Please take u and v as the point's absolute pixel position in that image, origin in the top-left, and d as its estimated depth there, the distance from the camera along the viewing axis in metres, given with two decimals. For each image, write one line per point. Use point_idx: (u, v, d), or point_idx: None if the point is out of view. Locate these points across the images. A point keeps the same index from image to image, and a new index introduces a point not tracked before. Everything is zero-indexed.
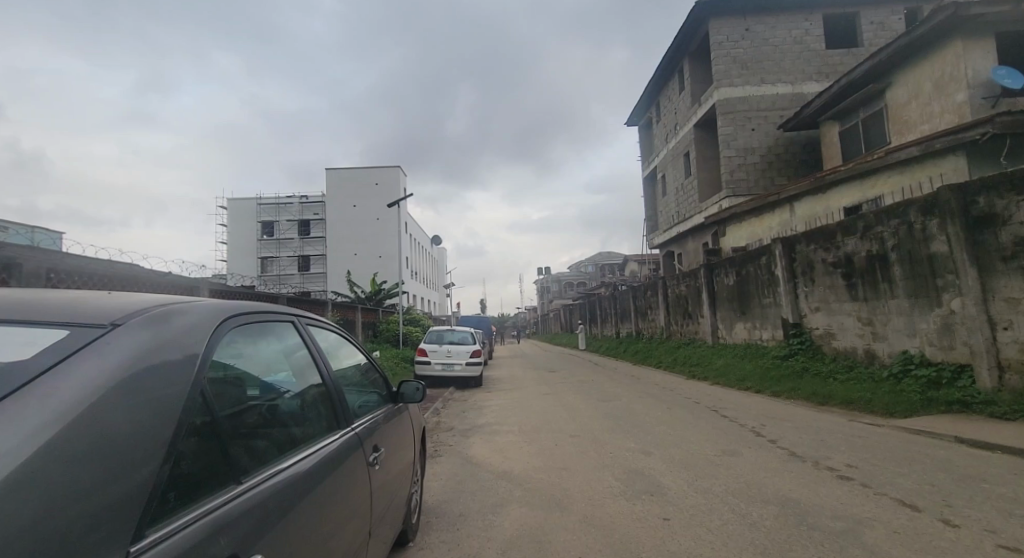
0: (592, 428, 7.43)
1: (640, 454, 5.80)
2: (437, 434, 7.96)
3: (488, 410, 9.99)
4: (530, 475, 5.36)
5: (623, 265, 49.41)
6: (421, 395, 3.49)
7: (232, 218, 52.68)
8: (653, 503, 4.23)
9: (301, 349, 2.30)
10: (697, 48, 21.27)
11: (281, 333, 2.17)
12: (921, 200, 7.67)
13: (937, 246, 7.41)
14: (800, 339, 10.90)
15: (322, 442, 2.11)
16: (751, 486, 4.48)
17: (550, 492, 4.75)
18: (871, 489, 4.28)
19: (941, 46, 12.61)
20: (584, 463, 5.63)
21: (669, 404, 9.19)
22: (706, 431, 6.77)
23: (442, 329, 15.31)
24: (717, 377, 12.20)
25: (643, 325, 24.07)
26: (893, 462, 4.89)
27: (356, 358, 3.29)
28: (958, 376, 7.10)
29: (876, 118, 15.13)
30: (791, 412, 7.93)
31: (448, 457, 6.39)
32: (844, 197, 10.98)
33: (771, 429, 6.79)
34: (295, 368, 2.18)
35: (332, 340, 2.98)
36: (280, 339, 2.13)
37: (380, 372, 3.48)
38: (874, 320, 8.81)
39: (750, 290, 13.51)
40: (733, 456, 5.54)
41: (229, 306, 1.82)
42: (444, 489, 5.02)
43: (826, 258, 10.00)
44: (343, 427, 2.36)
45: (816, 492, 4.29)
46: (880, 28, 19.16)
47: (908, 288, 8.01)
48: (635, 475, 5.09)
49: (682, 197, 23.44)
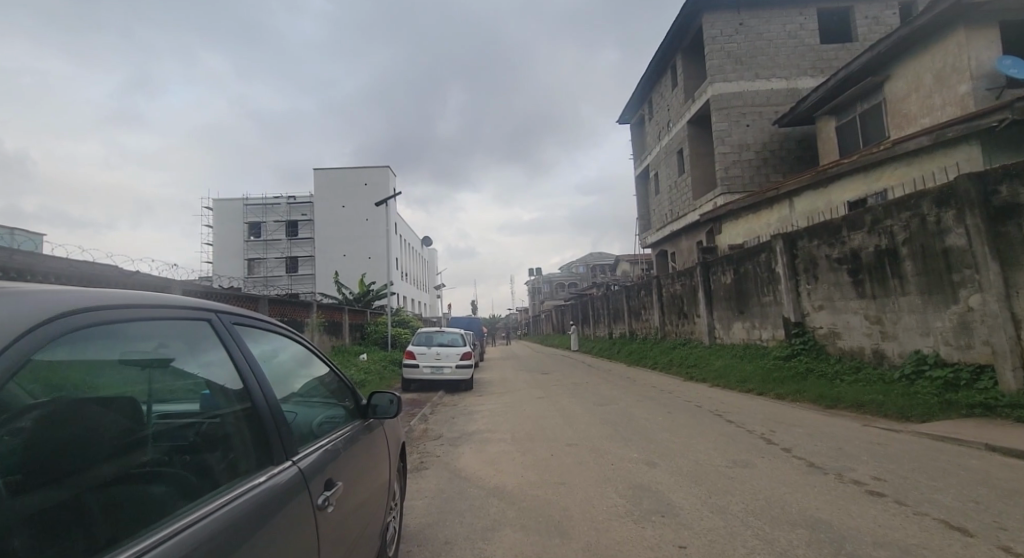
0: (590, 436, 6.93)
1: (644, 466, 5.31)
2: (423, 443, 7.43)
3: (479, 416, 9.44)
4: (523, 491, 4.85)
5: (615, 264, 49.00)
6: (395, 408, 2.96)
7: (217, 219, 51.63)
8: (665, 527, 3.74)
9: (230, 368, 1.78)
10: (690, 43, 20.92)
11: (207, 346, 1.71)
12: (935, 190, 7.27)
13: (952, 240, 7.02)
14: (802, 339, 10.49)
15: (241, 489, 1.53)
16: (772, 505, 4.01)
17: (548, 513, 4.23)
18: (908, 508, 3.83)
19: (942, 37, 12.30)
20: (584, 477, 5.13)
21: (669, 408, 8.72)
22: (712, 439, 6.30)
23: (431, 331, 14.73)
24: (715, 379, 11.78)
25: (637, 325, 23.60)
26: (926, 476, 4.44)
27: (319, 369, 2.74)
28: (977, 377, 6.72)
29: (873, 113, 14.84)
30: (800, 415, 7.49)
31: (434, 471, 5.85)
32: (846, 191, 10.60)
33: (782, 436, 6.34)
34: (218, 391, 1.69)
35: (291, 348, 2.45)
36: (203, 353, 1.68)
37: (345, 384, 2.92)
38: (883, 317, 8.41)
39: (748, 289, 13.12)
40: (746, 467, 5.07)
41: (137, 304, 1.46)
42: (430, 510, 4.47)
43: (831, 254, 9.59)
44: (276, 468, 1.75)
45: (848, 511, 3.82)
46: (874, 23, 18.91)
47: (920, 285, 7.62)
48: (640, 490, 4.60)
49: (675, 195, 23.07)
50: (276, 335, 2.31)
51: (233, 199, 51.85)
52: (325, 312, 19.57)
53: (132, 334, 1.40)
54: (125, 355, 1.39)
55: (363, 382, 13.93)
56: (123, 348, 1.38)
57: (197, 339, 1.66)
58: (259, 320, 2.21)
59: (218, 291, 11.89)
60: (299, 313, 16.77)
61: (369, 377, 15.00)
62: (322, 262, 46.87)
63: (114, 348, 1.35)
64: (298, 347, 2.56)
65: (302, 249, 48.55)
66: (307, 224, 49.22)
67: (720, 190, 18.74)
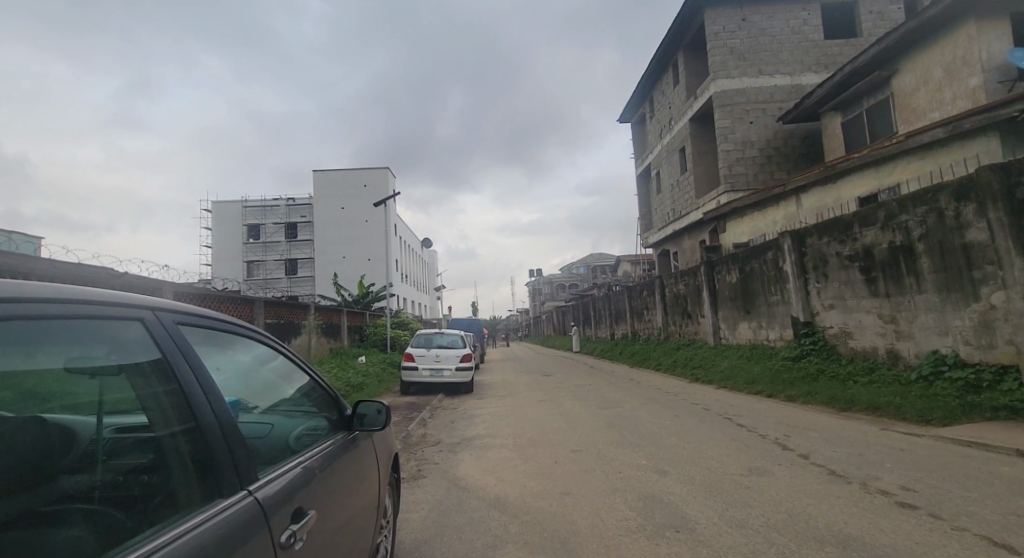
0: (595, 441, 6.65)
1: (654, 475, 5.01)
2: (422, 449, 7.13)
3: (480, 420, 9.14)
4: (527, 502, 4.56)
5: (616, 265, 48.69)
6: (383, 418, 2.68)
7: (216, 221, 51.41)
8: (681, 543, 3.45)
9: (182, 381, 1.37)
10: (692, 39, 20.65)
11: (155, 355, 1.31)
12: (954, 183, 6.98)
13: (973, 235, 6.73)
14: (812, 339, 10.19)
15: (181, 527, 1.16)
16: (796, 519, 3.71)
17: (554, 527, 3.94)
18: (945, 522, 3.54)
19: (952, 29, 12.01)
20: (591, 486, 4.85)
21: (676, 411, 8.43)
22: (724, 445, 6.00)
23: (430, 333, 14.44)
24: (722, 380, 11.48)
25: (640, 326, 23.30)
26: (959, 486, 4.14)
27: (298, 378, 2.45)
28: (1000, 379, 6.42)
29: (880, 108, 14.56)
30: (814, 419, 7.19)
31: (432, 480, 5.55)
32: (856, 186, 10.31)
33: (797, 441, 6.05)
34: (164, 412, 1.30)
35: (263, 355, 2.17)
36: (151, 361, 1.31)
37: (328, 391, 2.63)
38: (898, 316, 8.11)
39: (754, 288, 12.83)
40: (763, 475, 4.78)
41: (93, 296, 1.22)
42: (426, 524, 4.17)
43: (842, 252, 9.30)
44: (218, 505, 1.30)
45: (880, 526, 3.52)
46: (880, 17, 18.63)
47: (938, 282, 7.33)
48: (651, 502, 4.31)
49: (677, 194, 22.80)
50: (245, 342, 2.04)
51: (232, 201, 51.64)
52: (324, 314, 19.30)
53: (80, 334, 1.15)
54: (72, 361, 1.16)
55: (361, 385, 13.63)
56: (69, 352, 1.14)
57: (136, 345, 1.28)
58: (226, 323, 1.89)
59: (212, 293, 11.62)
60: (297, 315, 16.49)
61: (367, 380, 14.71)
62: (322, 264, 46.60)
63: (58, 353, 1.11)
64: (274, 354, 2.29)
65: (301, 251, 48.29)
66: (307, 226, 48.98)
67: (723, 188, 18.47)
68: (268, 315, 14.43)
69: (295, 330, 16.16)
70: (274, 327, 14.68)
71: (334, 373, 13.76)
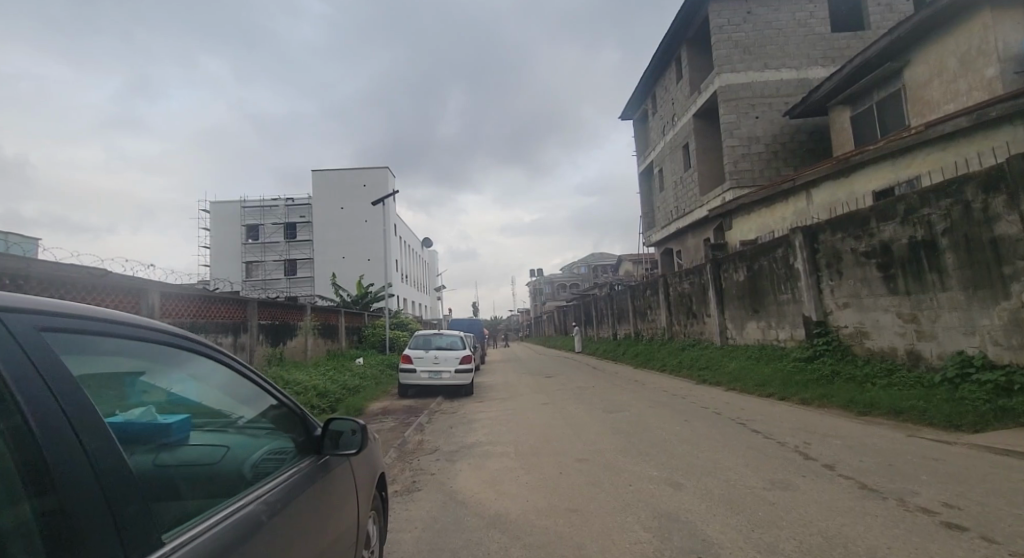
0: (603, 450, 6.24)
1: (667, 488, 4.64)
2: (418, 458, 6.74)
3: (479, 425, 8.73)
4: (530, 521, 4.15)
5: (617, 264, 48.28)
6: (359, 439, 2.33)
7: (215, 221, 51.04)
8: None
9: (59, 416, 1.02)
10: (695, 33, 20.28)
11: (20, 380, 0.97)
12: (981, 173, 6.58)
13: (1003, 228, 6.34)
14: (825, 339, 9.79)
15: None
16: (831, 541, 3.33)
17: (561, 551, 3.55)
18: (1000, 546, 3.15)
19: (968, 17, 11.61)
20: (600, 500, 4.47)
21: (685, 416, 8.04)
22: (740, 454, 5.59)
23: (429, 334, 14.05)
24: (731, 382, 11.09)
25: (643, 326, 22.88)
26: (1006, 502, 3.76)
27: (259, 402, 2.15)
28: None
29: (891, 101, 14.17)
30: (834, 424, 6.79)
31: (427, 493, 5.17)
32: (871, 180, 9.92)
33: (819, 449, 5.64)
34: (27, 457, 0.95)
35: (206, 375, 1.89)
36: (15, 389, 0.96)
37: (297, 414, 2.30)
38: (919, 315, 7.70)
39: (763, 286, 12.42)
40: (787, 489, 4.38)
41: None
42: (420, 546, 3.78)
43: (857, 248, 8.91)
44: None
45: (927, 550, 3.14)
46: (888, 10, 18.23)
47: (964, 279, 6.92)
48: (667, 521, 3.90)
49: (681, 191, 22.40)
50: (169, 356, 1.71)
51: (231, 202, 51.26)
52: (321, 315, 18.92)
53: None
54: None
55: (358, 389, 13.24)
56: None
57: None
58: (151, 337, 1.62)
59: (204, 293, 11.24)
60: (292, 316, 16.11)
61: (364, 382, 14.33)
62: (321, 264, 46.24)
63: None
64: (216, 367, 1.95)
65: (300, 251, 47.91)
66: (306, 226, 48.59)
67: (728, 185, 18.07)
68: (262, 316, 14.05)
69: (291, 331, 15.78)
70: (269, 329, 14.29)
71: (331, 375, 13.38)
